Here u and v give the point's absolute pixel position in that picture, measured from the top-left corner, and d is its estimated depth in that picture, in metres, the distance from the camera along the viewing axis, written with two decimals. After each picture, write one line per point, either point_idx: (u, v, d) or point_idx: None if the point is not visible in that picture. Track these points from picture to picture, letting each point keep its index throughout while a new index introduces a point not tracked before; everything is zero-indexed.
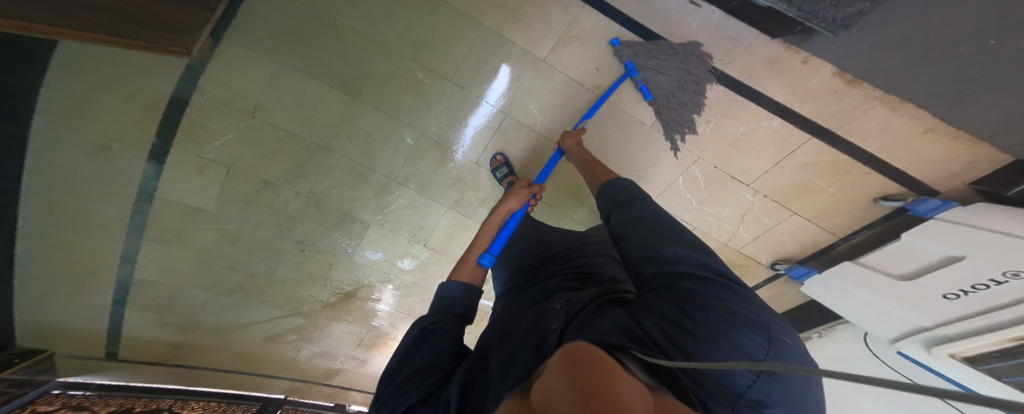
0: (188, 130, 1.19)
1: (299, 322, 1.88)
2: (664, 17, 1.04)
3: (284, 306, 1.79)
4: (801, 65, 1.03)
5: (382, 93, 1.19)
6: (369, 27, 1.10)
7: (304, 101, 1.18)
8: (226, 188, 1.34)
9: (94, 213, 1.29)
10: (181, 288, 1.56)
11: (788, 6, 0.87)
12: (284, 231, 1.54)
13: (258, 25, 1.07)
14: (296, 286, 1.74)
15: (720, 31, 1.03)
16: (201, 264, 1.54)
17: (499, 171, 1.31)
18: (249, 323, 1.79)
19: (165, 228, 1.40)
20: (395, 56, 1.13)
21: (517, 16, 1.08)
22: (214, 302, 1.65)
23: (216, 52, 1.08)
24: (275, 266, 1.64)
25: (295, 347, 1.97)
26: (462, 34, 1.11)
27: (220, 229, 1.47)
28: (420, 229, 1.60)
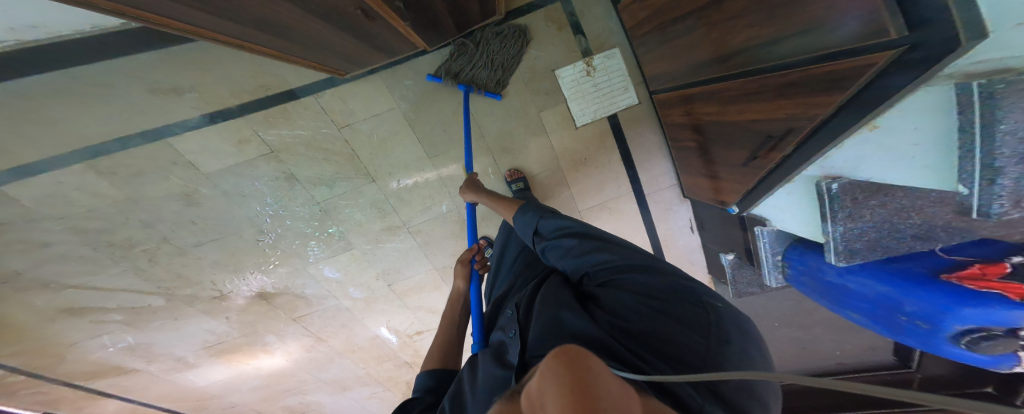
0: (270, 113, 1.21)
1: (157, 304, 1.60)
2: (670, 228, 1.51)
3: (155, 282, 1.53)
4: None
5: (453, 166, 1.38)
6: (482, 115, 1.30)
7: (389, 140, 1.30)
8: (247, 164, 1.30)
9: (71, 126, 1.12)
10: (36, 218, 1.28)
11: (732, 269, 1.41)
12: (258, 219, 1.45)
13: (408, 75, 1.22)
14: (208, 269, 1.54)
15: (691, 253, 1.58)
16: (115, 211, 1.32)
17: (513, 184, 1.33)
18: (81, 287, 1.46)
19: (124, 164, 1.22)
20: (484, 146, 1.34)
21: (588, 175, 1.41)
22: (56, 248, 1.35)
23: (360, 78, 1.20)
24: (203, 241, 1.47)
25: (101, 329, 1.60)
26: (543, 161, 1.38)
27: (189, 189, 1.33)
28: (396, 272, 1.69)
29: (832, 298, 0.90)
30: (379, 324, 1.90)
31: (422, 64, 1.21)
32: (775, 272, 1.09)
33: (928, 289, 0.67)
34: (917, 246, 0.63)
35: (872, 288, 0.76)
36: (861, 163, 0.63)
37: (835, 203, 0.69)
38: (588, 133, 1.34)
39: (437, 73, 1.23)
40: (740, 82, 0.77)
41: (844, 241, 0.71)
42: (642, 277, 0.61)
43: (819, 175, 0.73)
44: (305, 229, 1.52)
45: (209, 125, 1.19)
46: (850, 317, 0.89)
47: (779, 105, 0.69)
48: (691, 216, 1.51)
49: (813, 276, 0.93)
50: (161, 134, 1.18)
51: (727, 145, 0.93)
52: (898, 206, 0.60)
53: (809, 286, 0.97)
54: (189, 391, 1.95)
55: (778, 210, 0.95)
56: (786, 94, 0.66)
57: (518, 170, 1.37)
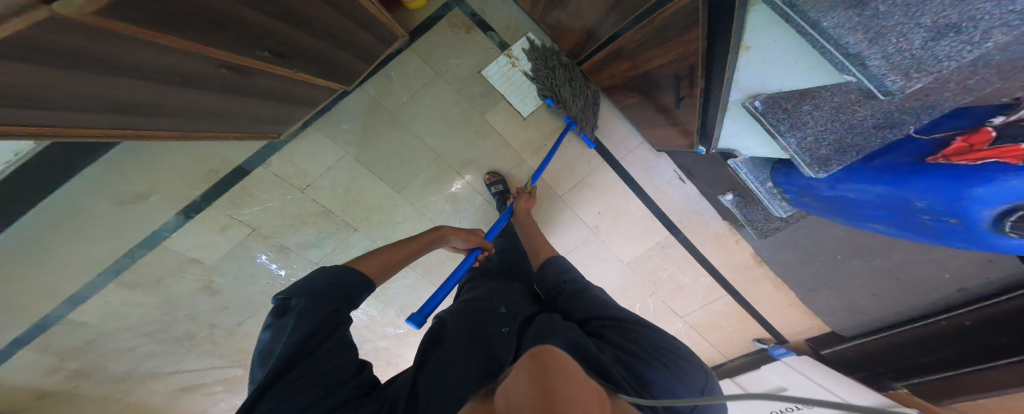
0: (234, 194, 1.22)
1: (238, 373, 1.77)
2: (658, 185, 1.34)
3: (228, 357, 1.69)
4: (734, 243, 1.43)
5: (422, 192, 1.32)
6: (430, 136, 1.22)
7: (352, 186, 1.28)
8: (239, 246, 1.35)
9: (89, 258, 1.22)
10: (117, 331, 1.41)
11: (740, 210, 1.21)
12: (275, 290, 1.52)
13: (343, 119, 1.18)
14: (258, 339, 1.67)
15: (693, 204, 1.35)
16: (161, 312, 1.44)
17: (495, 187, 1.26)
18: (176, 372, 1.62)
19: (144, 274, 1.33)
20: (444, 165, 1.27)
21: (555, 161, 1.30)
22: (142, 349, 1.49)
23: (298, 136, 1.18)
24: (243, 320, 1.59)
25: (215, 397, 1.81)
26: (507, 160, 1.28)
27: (207, 281, 1.43)
28: (412, 306, 1.67)
29: (848, 215, 0.77)
30: None
31: (349, 103, 1.16)
32: (779, 204, 1.02)
33: (921, 177, 0.58)
34: (886, 137, 0.61)
35: (868, 192, 0.68)
36: (764, 80, 0.69)
37: (770, 116, 0.74)
38: (540, 120, 1.23)
39: (370, 107, 1.17)
40: (632, 36, 0.84)
41: (806, 150, 0.72)
42: (638, 326, 0.64)
43: (742, 98, 0.78)
44: None
45: (186, 222, 1.24)
46: (874, 230, 0.76)
47: (666, 47, 0.79)
48: (676, 166, 1.31)
49: (812, 195, 0.83)
50: (156, 241, 1.25)
51: (659, 92, 0.95)
52: (835, 104, 0.60)
53: (815, 206, 0.87)
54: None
55: (738, 138, 0.90)
56: (669, 38, 0.76)
57: (496, 172, 1.28)
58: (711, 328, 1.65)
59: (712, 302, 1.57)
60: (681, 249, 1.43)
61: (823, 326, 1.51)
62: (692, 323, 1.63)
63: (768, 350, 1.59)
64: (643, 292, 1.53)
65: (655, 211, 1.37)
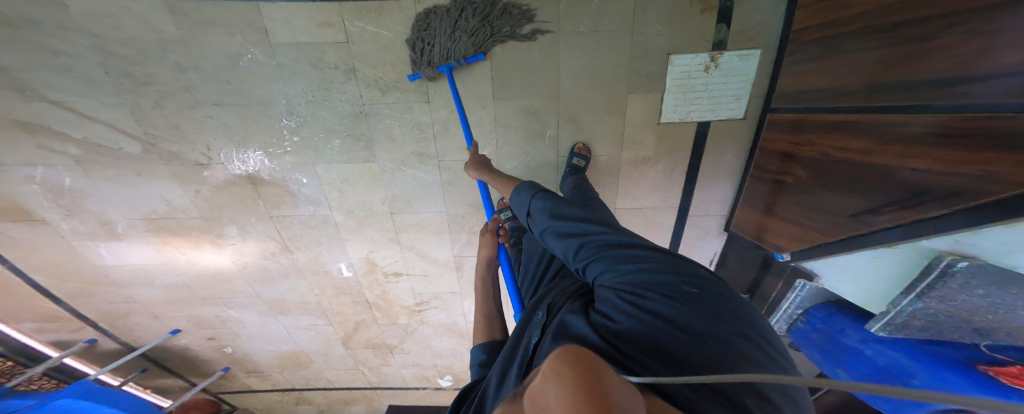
0: (366, 9, 1.22)
1: (131, 151, 1.50)
2: (692, 253, 1.56)
3: (139, 124, 1.43)
4: None
5: (512, 115, 1.34)
6: (567, 78, 1.26)
7: (465, 69, 1.28)
8: (317, 48, 1.28)
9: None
10: (62, 23, 1.23)
11: None
12: (292, 99, 1.38)
13: (511, 9, 1.18)
14: (209, 133, 1.44)
15: None
16: (154, 44, 1.28)
17: (575, 159, 1.33)
18: (60, 106, 1.37)
19: (209, 8, 1.22)
20: (553, 108, 1.31)
21: (643, 173, 1.40)
22: (64, 58, 1.29)
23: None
24: (223, 103, 1.39)
25: (43, 158, 1.48)
26: (603, 140, 1.35)
27: (242, 49, 1.29)
28: (403, 202, 1.65)
29: (838, 356, 1.04)
30: (360, 251, 1.83)
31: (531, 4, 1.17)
32: (790, 320, 1.27)
33: (952, 372, 0.73)
34: (967, 338, 0.72)
35: (887, 356, 0.88)
36: (1005, 252, 0.60)
37: (944, 279, 0.70)
38: (664, 133, 1.30)
39: (543, 18, 1.18)
40: (921, 119, 0.66)
41: (908, 314, 0.79)
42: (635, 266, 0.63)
43: (938, 250, 0.71)
44: (335, 124, 1.44)
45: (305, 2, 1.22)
46: (840, 375, 1.06)
47: (948, 158, 0.62)
48: (718, 252, 1.55)
49: (830, 334, 1.08)
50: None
51: (847, 193, 0.86)
52: (995, 303, 0.62)
53: (819, 340, 1.13)
54: (88, 268, 1.81)
55: (841, 270, 0.98)
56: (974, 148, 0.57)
57: (587, 147, 1.37)
58: None
59: None
60: None
61: None
62: None
63: None
64: None
65: None
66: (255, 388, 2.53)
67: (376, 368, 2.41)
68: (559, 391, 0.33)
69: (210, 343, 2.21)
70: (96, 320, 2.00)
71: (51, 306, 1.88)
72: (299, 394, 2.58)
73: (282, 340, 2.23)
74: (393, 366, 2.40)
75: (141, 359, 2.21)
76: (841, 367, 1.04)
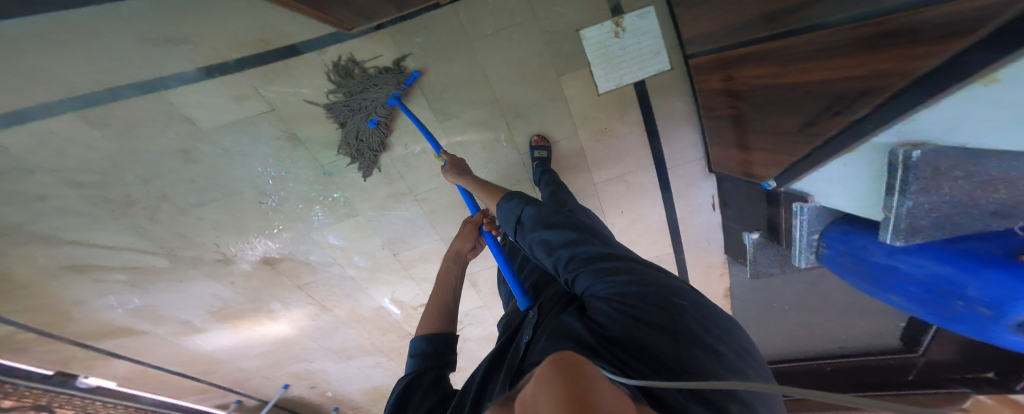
0: (270, 69, 1.16)
1: (161, 265, 1.54)
2: (689, 203, 1.48)
3: (157, 242, 1.48)
4: (717, 276, 1.72)
5: (463, 132, 1.33)
6: (498, 81, 1.23)
7: (400, 103, 1.26)
8: (248, 123, 1.27)
9: (59, 73, 1.06)
10: (36, 168, 1.23)
11: (754, 252, 1.42)
12: (259, 181, 1.41)
13: (418, 32, 1.15)
14: (210, 230, 1.50)
15: (705, 232, 1.57)
16: (110, 166, 1.27)
17: (536, 152, 1.32)
18: (80, 242, 1.42)
19: (127, 116, 1.18)
20: (498, 112, 1.29)
21: (606, 145, 1.36)
22: (53, 202, 1.31)
23: (370, 34, 1.14)
24: (204, 201, 1.43)
25: (108, 289, 1.59)
26: (557, 128, 1.32)
27: (185, 146, 1.29)
28: (400, 242, 1.67)
29: (872, 279, 0.88)
30: (383, 295, 1.88)
31: (434, 18, 1.13)
32: (808, 252, 1.07)
33: (998, 272, 0.64)
34: (990, 224, 0.62)
35: (925, 268, 0.74)
36: (962, 124, 0.55)
37: (912, 172, 0.64)
38: (609, 102, 1.27)
39: (450, 31, 1.15)
40: (812, 36, 0.63)
41: (909, 217, 0.69)
42: (619, 269, 0.61)
43: (894, 143, 0.66)
44: (309, 192, 1.47)
45: (203, 79, 1.15)
46: (889, 299, 0.89)
47: (859, 64, 0.57)
48: (715, 193, 1.45)
49: (853, 257, 0.91)
50: (158, 88, 1.15)
51: (784, 113, 0.82)
52: (995, 176, 0.56)
53: (847, 267, 0.95)
54: (199, 355, 2.02)
55: (824, 184, 0.91)
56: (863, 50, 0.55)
57: (544, 136, 1.34)
58: None
59: None
60: (673, 266, 1.71)
61: None
62: None
63: None
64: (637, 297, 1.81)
65: (674, 228, 1.57)
66: None
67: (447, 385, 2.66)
68: (548, 400, 0.29)
69: (314, 390, 2.54)
70: (229, 385, 2.32)
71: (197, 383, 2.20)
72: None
73: (360, 380, 2.47)
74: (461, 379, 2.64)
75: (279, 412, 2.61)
76: (889, 292, 0.87)
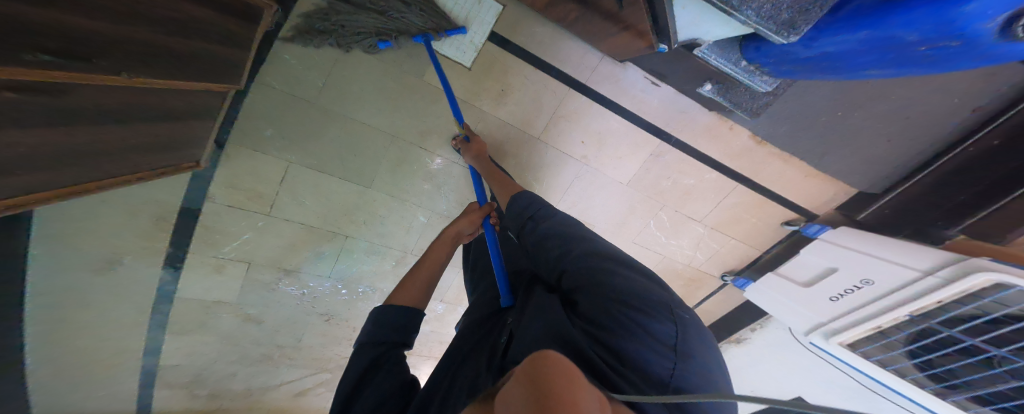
0: (202, 236, 1.17)
1: (327, 376, 1.82)
2: (632, 98, 1.12)
3: (311, 366, 1.73)
4: (728, 131, 1.16)
5: (395, 180, 1.19)
6: (378, 120, 1.09)
7: (321, 195, 1.18)
8: (246, 281, 1.35)
9: (101, 327, 1.22)
10: (207, 364, 1.50)
11: (723, 98, 1.03)
12: (306, 307, 1.52)
13: (264, 124, 1.03)
14: (322, 348, 1.69)
15: (673, 104, 1.12)
16: (228, 344, 1.49)
17: (465, 149, 1.10)
18: (267, 386, 1.70)
19: (186, 321, 1.36)
20: (402, 143, 1.13)
21: (519, 104, 1.11)
22: (240, 373, 1.60)
23: (222, 155, 1.04)
24: (299, 336, 1.60)
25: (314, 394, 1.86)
26: (465, 117, 1.12)
27: (243, 315, 1.44)
28: (435, 288, 1.60)
29: (840, 67, 0.70)
30: None
31: (262, 100, 1.00)
32: (756, 75, 0.89)
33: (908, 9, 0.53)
34: None
35: (850, 41, 0.62)
36: None
37: None
38: (487, 67, 1.06)
39: (291, 106, 1.03)
40: None
41: (766, 20, 0.64)
42: (611, 270, 0.53)
43: None
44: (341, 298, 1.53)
45: (179, 271, 1.23)
46: (873, 77, 0.70)
47: None
48: (645, 72, 1.08)
49: (790, 60, 0.75)
50: (168, 295, 1.26)
51: None
52: None
53: (799, 71, 0.78)
54: None
55: (695, 25, 0.82)
56: None
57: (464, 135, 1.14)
58: (733, 224, 1.38)
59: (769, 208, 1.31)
60: (677, 153, 1.20)
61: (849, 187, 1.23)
62: (712, 224, 1.38)
63: (801, 231, 1.30)
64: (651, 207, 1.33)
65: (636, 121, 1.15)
66: None
67: None
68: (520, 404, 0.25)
69: None
70: None
71: None
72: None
73: None
74: None
75: None
76: (865, 69, 0.68)
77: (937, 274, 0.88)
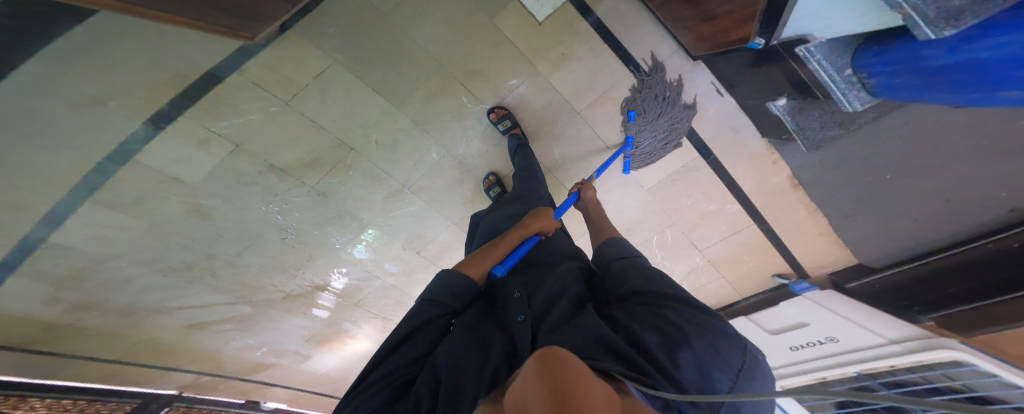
0: (208, 104, 1.13)
1: (245, 311, 1.64)
2: (691, 99, 1.27)
3: (233, 293, 1.56)
4: (770, 164, 1.33)
5: (424, 109, 1.26)
6: (432, 46, 1.17)
7: (349, 101, 1.22)
8: (226, 166, 1.26)
9: (35, 165, 1.06)
10: (106, 259, 1.30)
11: (790, 117, 1.14)
12: (270, 216, 1.41)
13: (330, 23, 1.11)
14: (260, 273, 1.54)
15: (729, 119, 1.28)
16: (151, 238, 1.32)
17: (501, 124, 1.28)
18: (171, 307, 1.50)
19: (123, 193, 1.19)
20: (448, 76, 1.21)
21: (571, 71, 1.25)
22: (140, 281, 1.38)
23: (275, 41, 1.09)
24: (242, 250, 1.46)
25: (228, 335, 1.69)
26: (516, 70, 1.24)
27: (194, 204, 1.29)
28: (419, 238, 1.61)
29: (966, 83, 0.67)
30: None
31: (335, 5, 1.10)
32: (854, 90, 0.91)
33: None
34: None
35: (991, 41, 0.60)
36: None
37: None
38: (556, 26, 1.18)
39: (357, 15, 1.11)
40: None
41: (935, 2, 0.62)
42: (679, 305, 0.59)
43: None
44: (316, 217, 1.47)
45: (158, 132, 1.13)
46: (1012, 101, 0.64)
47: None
48: (714, 77, 1.23)
49: (910, 69, 0.74)
50: (127, 154, 1.13)
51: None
52: None
53: (910, 87, 0.77)
54: (320, 378, 2.15)
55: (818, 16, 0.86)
56: None
57: (502, 106, 1.29)
58: (729, 262, 1.58)
59: (738, 235, 1.50)
60: (709, 172, 1.39)
61: (851, 257, 1.36)
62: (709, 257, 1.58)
63: (789, 287, 1.50)
64: (663, 222, 1.52)
65: (688, 128, 1.31)
66: None
67: None
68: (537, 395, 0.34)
69: None
70: None
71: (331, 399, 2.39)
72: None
73: None
74: None
75: None
76: (1000, 91, 0.64)
77: (902, 344, 1.20)
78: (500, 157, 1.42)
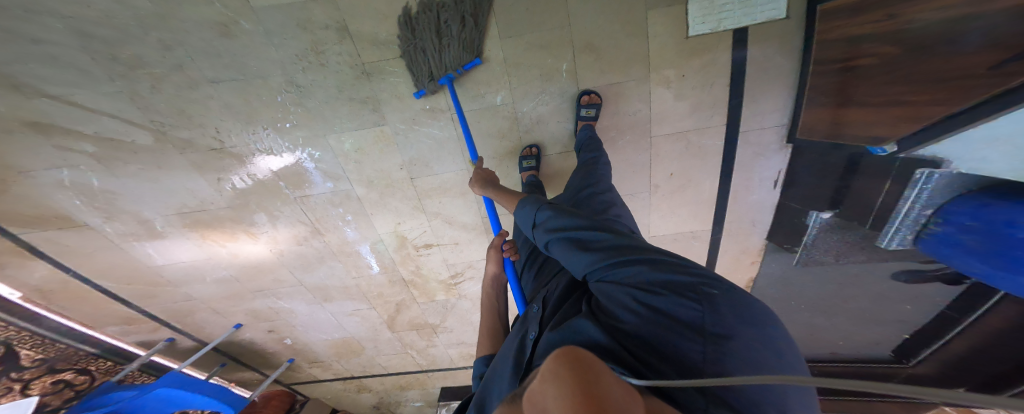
0: None
1: (145, 142, 1.49)
2: (750, 177, 1.50)
3: (147, 114, 1.41)
4: (749, 264, 1.82)
5: (521, 53, 1.31)
6: (577, 10, 1.22)
7: (465, 11, 1.24)
8: (303, 5, 1.23)
9: None
10: (78, 14, 1.20)
11: (817, 231, 1.44)
12: (291, 63, 1.33)
13: None
14: (215, 113, 1.43)
15: (757, 211, 1.60)
16: (135, 18, 1.21)
17: (586, 110, 1.35)
18: (68, 100, 1.36)
19: None
20: (567, 40, 1.27)
21: (677, 92, 1.34)
22: (48, 48, 1.25)
23: None
24: (219, 79, 1.35)
25: (65, 159, 1.50)
26: (631, 66, 1.31)
27: (229, 15, 1.23)
28: (423, 165, 1.64)
29: (1005, 261, 0.84)
30: (386, 225, 1.87)
31: None
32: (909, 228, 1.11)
33: None
34: None
35: None
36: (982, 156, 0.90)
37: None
38: (696, 46, 1.24)
39: None
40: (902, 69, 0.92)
41: None
42: (633, 275, 0.63)
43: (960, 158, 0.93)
44: (342, 93, 1.41)
45: None
46: None
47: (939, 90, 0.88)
48: (782, 167, 1.45)
49: (981, 232, 0.89)
50: None
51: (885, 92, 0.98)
52: None
53: (970, 245, 0.92)
54: (144, 269, 1.94)
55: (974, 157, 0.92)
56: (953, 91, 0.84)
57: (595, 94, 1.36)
58: None
59: None
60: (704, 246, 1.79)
61: None
62: None
63: None
64: None
65: (723, 201, 1.60)
66: (320, 377, 2.90)
67: (423, 350, 2.67)
68: (557, 395, 0.36)
69: (270, 335, 2.48)
70: (165, 319, 2.22)
71: (124, 308, 2.08)
72: (360, 382, 2.95)
73: (332, 327, 2.44)
74: (439, 347, 2.65)
75: (217, 354, 2.52)
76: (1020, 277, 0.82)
77: None
78: (561, 148, 1.54)
